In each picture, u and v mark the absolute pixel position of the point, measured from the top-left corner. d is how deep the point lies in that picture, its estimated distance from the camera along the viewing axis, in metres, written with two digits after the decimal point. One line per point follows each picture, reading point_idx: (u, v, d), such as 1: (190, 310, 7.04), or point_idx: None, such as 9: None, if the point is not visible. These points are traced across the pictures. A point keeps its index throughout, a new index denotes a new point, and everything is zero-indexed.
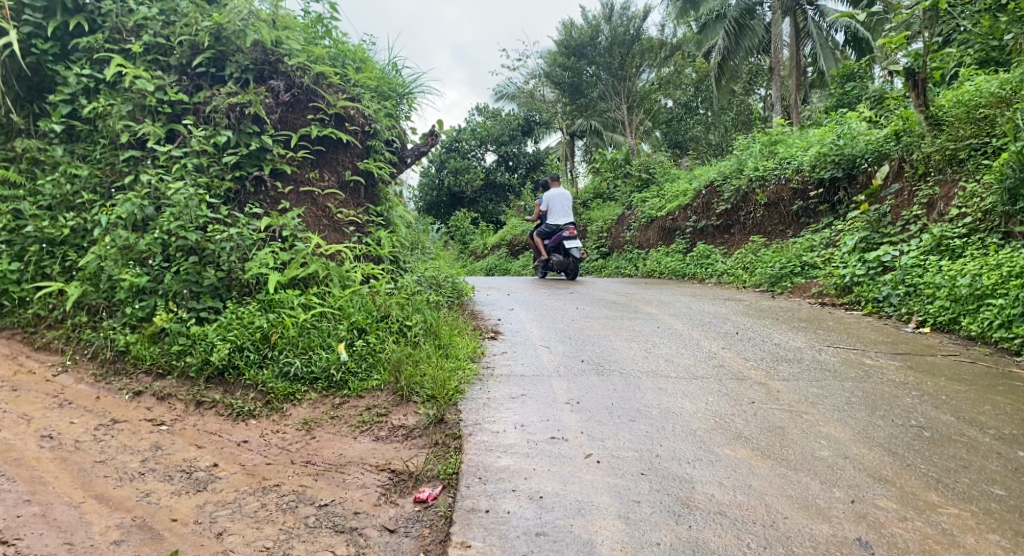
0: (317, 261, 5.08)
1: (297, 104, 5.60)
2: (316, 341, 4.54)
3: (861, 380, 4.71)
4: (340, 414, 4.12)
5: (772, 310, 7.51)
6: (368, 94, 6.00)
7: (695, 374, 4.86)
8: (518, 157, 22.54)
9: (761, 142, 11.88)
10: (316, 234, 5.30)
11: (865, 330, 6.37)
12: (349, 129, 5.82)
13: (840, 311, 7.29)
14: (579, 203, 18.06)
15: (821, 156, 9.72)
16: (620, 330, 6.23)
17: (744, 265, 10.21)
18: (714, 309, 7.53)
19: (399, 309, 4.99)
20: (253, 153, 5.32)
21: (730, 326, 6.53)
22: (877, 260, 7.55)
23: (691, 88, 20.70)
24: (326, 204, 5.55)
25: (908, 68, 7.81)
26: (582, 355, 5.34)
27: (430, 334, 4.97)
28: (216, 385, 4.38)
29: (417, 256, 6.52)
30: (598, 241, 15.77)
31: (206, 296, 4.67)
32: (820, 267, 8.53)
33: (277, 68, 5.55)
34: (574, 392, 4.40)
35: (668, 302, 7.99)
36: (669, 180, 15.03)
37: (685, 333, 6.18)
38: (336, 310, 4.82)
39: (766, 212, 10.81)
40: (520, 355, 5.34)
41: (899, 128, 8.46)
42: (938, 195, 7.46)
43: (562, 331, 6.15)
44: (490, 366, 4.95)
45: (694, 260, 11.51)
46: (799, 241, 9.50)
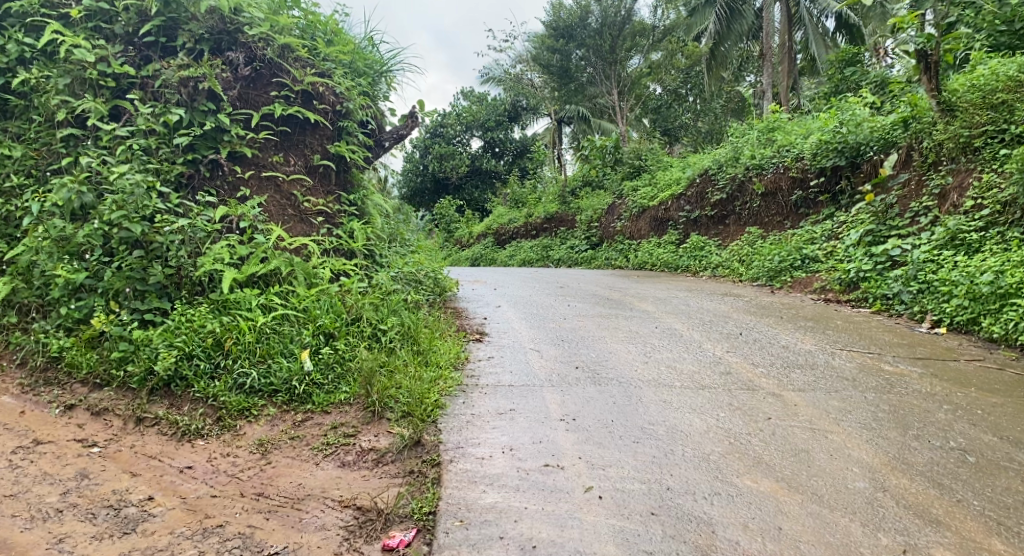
0: (280, 256, 4.50)
1: (259, 79, 5.00)
2: (276, 349, 4.01)
3: (884, 391, 4.25)
4: (300, 434, 3.61)
5: (774, 308, 7.07)
6: (340, 70, 5.41)
7: (702, 382, 4.39)
8: (505, 144, 23.26)
9: (759, 129, 11.37)
10: (279, 226, 4.72)
11: (876, 331, 5.94)
12: (318, 108, 5.23)
13: (846, 308, 6.88)
14: (567, 191, 17.52)
15: (821, 144, 9.32)
16: (615, 331, 5.76)
17: (740, 258, 9.77)
18: (713, 306, 7.09)
19: (372, 311, 4.46)
20: (208, 134, 4.71)
21: (732, 326, 6.08)
22: (885, 254, 7.11)
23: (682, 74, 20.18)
24: (292, 192, 4.95)
25: (919, 50, 7.34)
26: (576, 360, 4.88)
27: (406, 339, 4.47)
28: (161, 399, 3.83)
29: (395, 249, 5.98)
30: (587, 230, 15.30)
31: (153, 296, 4.11)
32: (822, 261, 8.13)
33: (236, 39, 4.94)
34: (569, 405, 3.94)
35: (664, 298, 7.53)
36: (661, 168, 14.51)
37: (686, 334, 5.73)
38: (301, 312, 4.28)
39: (763, 202, 10.38)
40: (506, 360, 4.86)
41: (907, 114, 8.00)
42: (951, 185, 7.01)
43: (553, 332, 5.68)
44: (474, 374, 4.47)
45: (688, 252, 11.11)
46: (798, 233, 9.08)
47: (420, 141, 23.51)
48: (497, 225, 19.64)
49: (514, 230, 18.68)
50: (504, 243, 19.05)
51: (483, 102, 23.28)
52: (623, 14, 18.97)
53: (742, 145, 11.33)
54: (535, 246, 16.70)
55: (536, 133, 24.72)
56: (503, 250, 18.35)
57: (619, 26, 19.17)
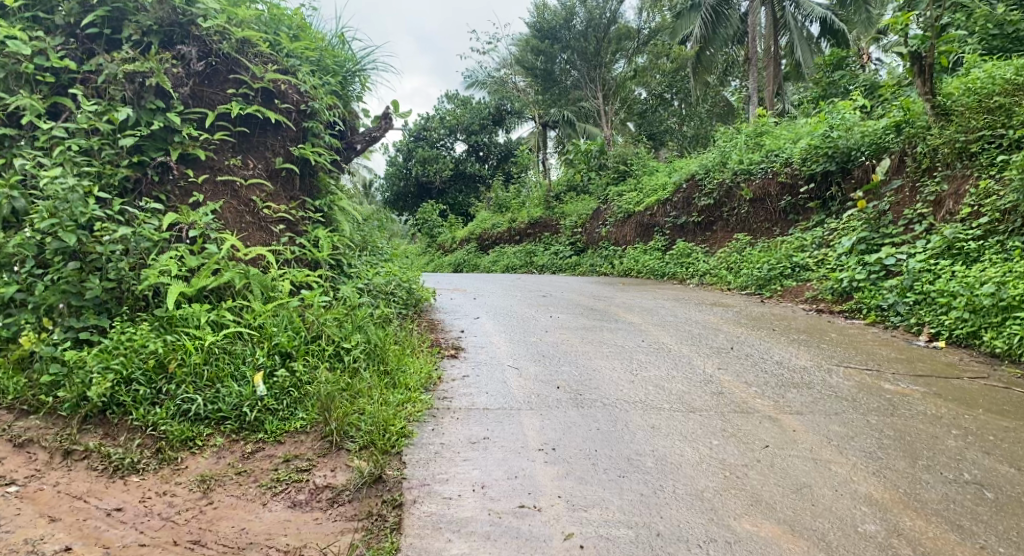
0: (235, 268, 4.12)
1: (215, 75, 4.63)
2: (226, 371, 3.64)
3: (888, 413, 3.96)
4: (248, 469, 3.25)
5: (765, 319, 6.79)
6: (305, 67, 5.05)
7: (692, 404, 4.07)
8: (489, 147, 22.96)
9: (747, 133, 11.15)
10: (234, 234, 4.33)
11: (872, 345, 5.66)
12: (280, 107, 4.86)
13: (840, 319, 6.62)
14: (552, 196, 17.24)
15: (810, 149, 9.11)
16: (600, 346, 5.44)
17: (728, 266, 9.53)
18: (702, 317, 6.79)
19: (335, 327, 4.09)
20: (157, 134, 4.33)
21: (722, 340, 5.78)
22: (879, 263, 6.86)
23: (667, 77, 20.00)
24: (250, 197, 4.57)
25: (913, 52, 7.12)
26: (557, 378, 4.55)
27: (372, 358, 4.11)
28: (95, 428, 3.43)
29: (367, 258, 5.62)
30: (571, 236, 15.01)
31: (90, 312, 3.71)
32: (813, 269, 7.89)
33: (189, 32, 4.56)
34: (548, 432, 3.60)
35: (650, 308, 7.23)
36: (647, 173, 14.24)
37: (673, 349, 5.42)
38: (255, 329, 3.90)
39: (751, 208, 10.13)
40: (482, 379, 4.51)
41: (900, 119, 7.79)
42: (946, 192, 6.78)
43: (533, 346, 5.34)
44: (447, 396, 4.11)
45: (674, 258, 10.85)
46: (788, 240, 8.85)
47: (402, 144, 23.14)
48: (480, 231, 19.28)
49: (497, 235, 18.34)
50: (487, 249, 18.72)
51: (467, 105, 22.95)
52: (607, 17, 18.78)
53: (730, 149, 11.10)
54: (519, 252, 16.38)
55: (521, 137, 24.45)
56: (486, 255, 18.01)
57: (604, 28, 18.95)
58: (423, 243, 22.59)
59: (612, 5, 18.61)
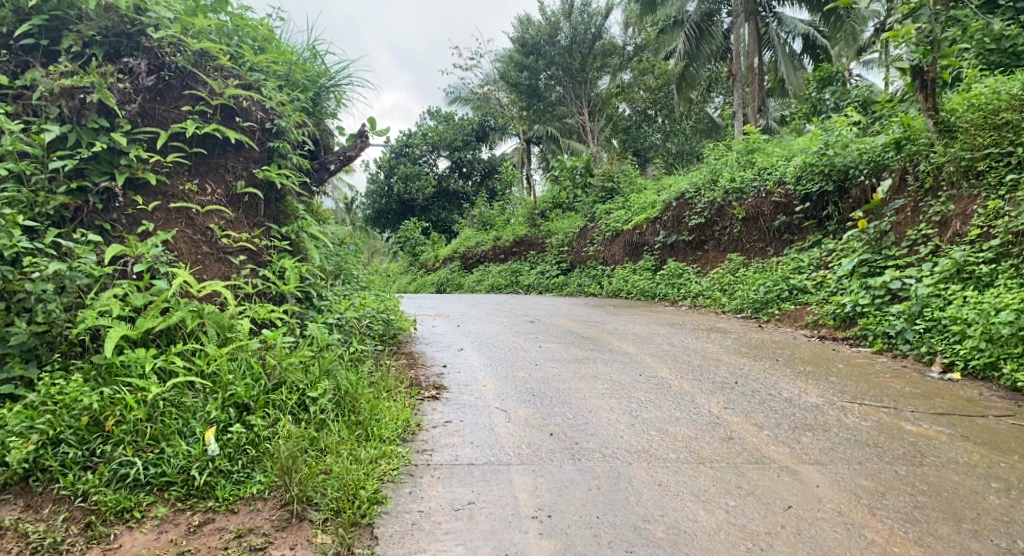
0: (187, 306, 3.65)
1: (167, 91, 4.19)
2: (173, 427, 3.16)
3: (917, 461, 3.59)
4: (193, 547, 2.79)
5: (766, 348, 6.44)
6: (272, 82, 4.65)
7: (700, 454, 3.67)
8: (473, 164, 22.62)
9: (738, 150, 10.89)
10: (188, 267, 3.87)
11: (884, 377, 5.31)
12: (242, 125, 4.43)
13: (845, 347, 6.30)
14: (537, 213, 16.90)
15: (805, 167, 8.85)
16: (594, 381, 5.03)
17: (721, 287, 9.21)
18: (699, 346, 6.42)
19: (300, 373, 3.65)
20: (100, 156, 3.87)
21: (724, 373, 5.40)
22: (884, 286, 6.58)
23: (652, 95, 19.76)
24: (207, 225, 4.11)
25: (914, 66, 6.89)
26: (549, 423, 4.13)
27: (343, 408, 3.67)
28: (14, 498, 2.94)
29: (340, 288, 5.19)
30: (558, 255, 14.62)
31: (16, 361, 3.24)
32: (812, 292, 7.63)
33: (138, 43, 4.12)
34: (542, 494, 3.19)
35: (644, 336, 6.83)
36: (635, 190, 13.94)
37: (673, 385, 5.02)
38: (207, 378, 3.43)
39: (744, 227, 9.83)
40: (466, 425, 4.08)
41: (899, 136, 7.51)
42: (953, 212, 6.50)
43: (521, 384, 4.91)
44: (427, 448, 3.67)
45: (665, 279, 10.52)
46: (784, 261, 8.61)
47: (384, 161, 22.75)
48: (464, 249, 18.86)
49: (481, 253, 17.92)
50: (471, 268, 18.28)
51: (450, 122, 22.61)
52: (593, 33, 18.49)
53: (721, 167, 10.83)
54: (504, 271, 15.98)
55: (505, 154, 24.15)
56: (471, 274, 17.57)
57: (589, 44, 18.66)
58: (406, 261, 22.14)
59: (597, 21, 18.31)
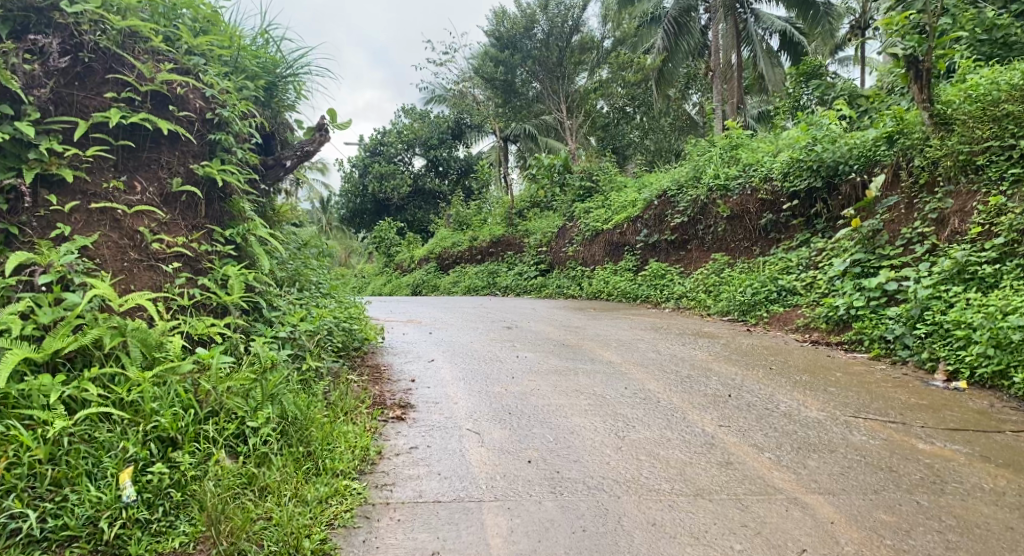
0: (106, 322, 3.13)
1: (87, 75, 3.66)
2: (80, 469, 2.65)
3: (938, 487, 3.21)
4: None
5: (758, 355, 6.09)
6: (214, 68, 4.16)
7: (698, 485, 3.25)
8: (449, 162, 22.15)
9: (721, 146, 10.57)
10: (110, 278, 3.35)
11: (885, 387, 4.97)
12: (177, 115, 3.92)
13: (839, 353, 6.05)
14: (514, 213, 16.49)
15: (792, 163, 8.60)
16: (576, 396, 4.59)
17: (706, 288, 8.89)
18: (687, 353, 6.03)
19: (239, 400, 3.15)
20: (5, 149, 3.33)
21: (716, 384, 5.02)
22: (878, 288, 6.33)
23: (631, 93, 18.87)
24: (135, 228, 3.59)
25: (908, 55, 6.55)
26: (527, 448, 3.68)
27: (288, 440, 3.18)
28: None
29: (297, 297, 4.70)
30: (536, 255, 14.19)
31: None
32: (802, 294, 7.41)
33: (51, 20, 3.58)
34: (520, 542, 2.74)
35: (627, 342, 6.43)
36: (614, 188, 13.58)
37: (662, 399, 4.61)
38: (126, 407, 2.92)
39: (729, 226, 9.54)
40: (434, 452, 3.61)
41: (892, 130, 7.29)
42: (951, 209, 6.25)
43: (496, 401, 4.45)
44: (388, 482, 3.19)
45: (647, 281, 10.17)
46: (771, 261, 8.38)
47: (357, 160, 22.19)
48: (440, 249, 18.37)
49: (457, 254, 17.44)
50: (447, 268, 17.80)
51: (425, 119, 22.07)
52: (570, 25, 18.25)
53: (704, 164, 10.50)
54: (481, 272, 15.54)
55: (482, 152, 23.69)
56: (446, 276, 17.09)
57: (566, 38, 18.39)
58: (381, 262, 21.61)
59: (574, 13, 18.04)
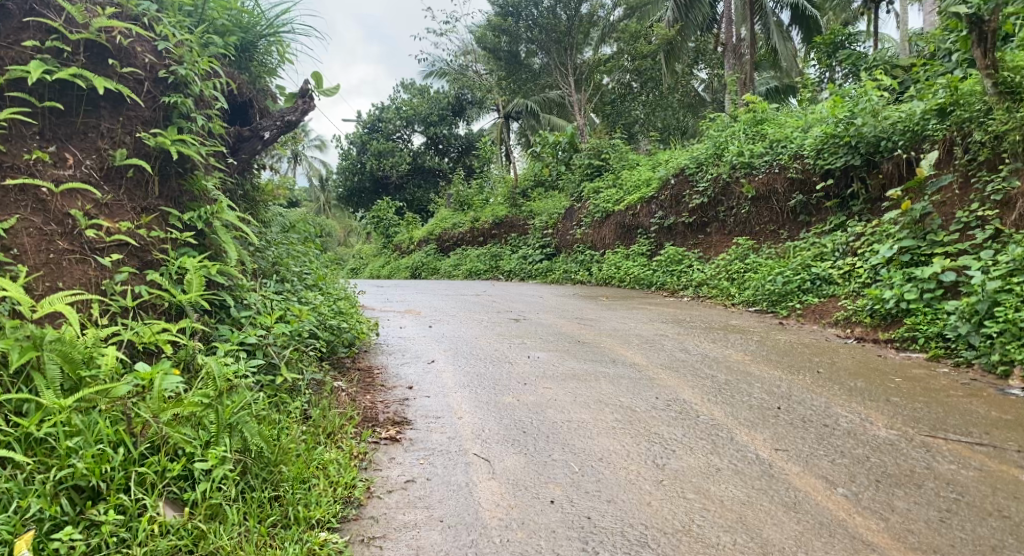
0: (16, 334, 2.42)
1: (2, 19, 2.93)
2: None
3: None
4: None
5: (800, 355, 5.44)
6: (168, 17, 3.46)
7: (769, 545, 2.58)
8: (449, 140, 21.38)
9: (743, 122, 9.84)
10: (27, 275, 2.63)
11: (955, 397, 4.33)
12: (119, 71, 3.18)
13: (891, 352, 5.40)
14: (518, 192, 15.75)
15: (826, 139, 8.01)
16: (600, 411, 3.92)
17: (730, 276, 8.24)
18: (719, 353, 5.36)
19: (189, 433, 2.44)
20: None
21: (759, 393, 4.39)
22: (934, 279, 5.68)
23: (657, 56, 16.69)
24: (63, 211, 2.86)
25: (970, 17, 5.86)
26: (549, 483, 3.01)
27: (250, 484, 2.50)
28: None
29: (276, 292, 4.03)
30: (542, 237, 13.46)
31: None
32: (839, 283, 6.79)
33: None
34: None
35: (650, 339, 5.77)
36: (626, 167, 12.82)
37: (701, 414, 3.95)
38: (36, 445, 2.22)
39: (754, 208, 8.94)
40: (436, 488, 2.93)
41: (944, 101, 6.67)
42: (1018, 189, 5.61)
43: (508, 416, 3.78)
44: (378, 533, 2.54)
45: (663, 266, 9.51)
46: (803, 247, 7.76)
47: (355, 136, 21.37)
48: (440, 230, 17.63)
49: (459, 236, 16.71)
50: (447, 251, 17.08)
51: (425, 95, 21.18)
52: None
53: (726, 141, 9.78)
54: (483, 254, 14.85)
55: (483, 128, 22.84)
56: (447, 258, 16.40)
57: (575, 6, 16.75)
58: (381, 243, 20.95)
59: None
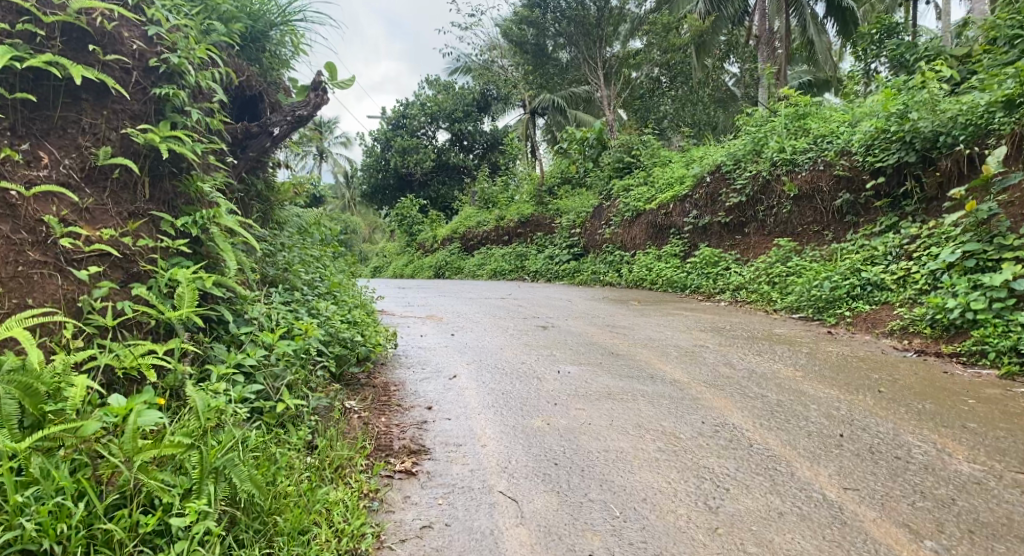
0: None
1: None
2: None
3: None
4: None
5: (855, 370, 4.96)
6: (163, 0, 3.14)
7: None
8: (474, 136, 21.01)
9: (784, 117, 9.31)
10: None
11: None
12: (101, 59, 2.86)
13: (958, 368, 4.89)
14: (544, 190, 15.35)
15: (876, 134, 7.47)
16: (640, 439, 3.51)
17: (770, 280, 7.75)
18: (767, 369, 4.91)
19: (167, 480, 2.08)
20: None
21: (816, 417, 3.94)
22: (1005, 287, 5.15)
23: (688, 49, 16.19)
24: (34, 217, 2.51)
25: None
26: (587, 531, 2.62)
27: (236, 542, 2.13)
28: None
29: (281, 304, 3.68)
30: (569, 237, 13.03)
31: None
32: (894, 289, 6.27)
33: None
34: None
35: (689, 351, 5.33)
36: (657, 164, 12.33)
37: (754, 445, 3.50)
38: None
39: (796, 207, 8.45)
40: (457, 536, 2.55)
41: (1013, 92, 6.09)
42: None
43: (538, 445, 3.38)
44: None
45: (698, 268, 9.03)
46: (851, 250, 7.24)
47: (380, 133, 21.16)
48: (464, 228, 17.28)
49: (483, 234, 16.33)
50: (471, 249, 16.74)
51: (450, 91, 20.83)
52: None
53: (765, 136, 9.26)
54: (508, 254, 14.48)
55: (508, 125, 22.43)
56: (471, 257, 16.07)
57: None
58: (404, 241, 20.69)
59: None
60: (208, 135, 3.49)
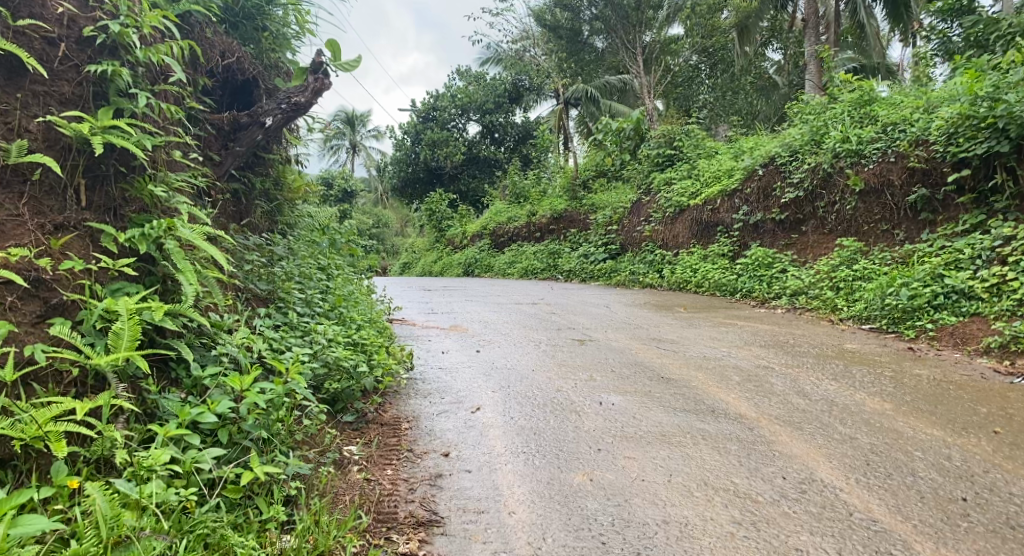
0: None
1: None
2: None
3: None
4: None
5: (957, 403, 4.12)
6: None
7: None
8: (505, 128, 20.25)
9: (847, 102, 8.37)
10: None
11: None
12: (13, 26, 2.41)
13: None
14: (578, 184, 14.58)
15: (959, 119, 6.53)
16: (708, 503, 2.79)
17: (834, 284, 6.90)
18: (849, 400, 4.11)
19: None
20: None
21: (922, 471, 3.16)
22: None
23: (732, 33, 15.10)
24: None
25: None
26: None
27: None
28: None
29: (261, 329, 3.06)
30: (605, 235, 12.22)
31: None
32: (989, 300, 5.38)
33: None
34: None
35: (753, 375, 4.55)
36: (702, 156, 11.43)
37: (852, 513, 2.75)
38: None
39: (861, 203, 7.56)
40: None
41: None
42: None
43: (579, 511, 2.69)
44: None
45: (749, 270, 8.22)
46: (931, 253, 6.35)
47: (410, 126, 20.56)
48: (494, 224, 16.57)
49: (514, 230, 15.62)
50: (502, 246, 16.05)
51: (481, 81, 20.10)
52: None
53: (827, 125, 8.35)
54: (541, 251, 13.73)
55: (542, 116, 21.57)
56: (501, 255, 15.37)
57: None
58: (433, 237, 20.07)
59: None
60: (167, 121, 2.99)
